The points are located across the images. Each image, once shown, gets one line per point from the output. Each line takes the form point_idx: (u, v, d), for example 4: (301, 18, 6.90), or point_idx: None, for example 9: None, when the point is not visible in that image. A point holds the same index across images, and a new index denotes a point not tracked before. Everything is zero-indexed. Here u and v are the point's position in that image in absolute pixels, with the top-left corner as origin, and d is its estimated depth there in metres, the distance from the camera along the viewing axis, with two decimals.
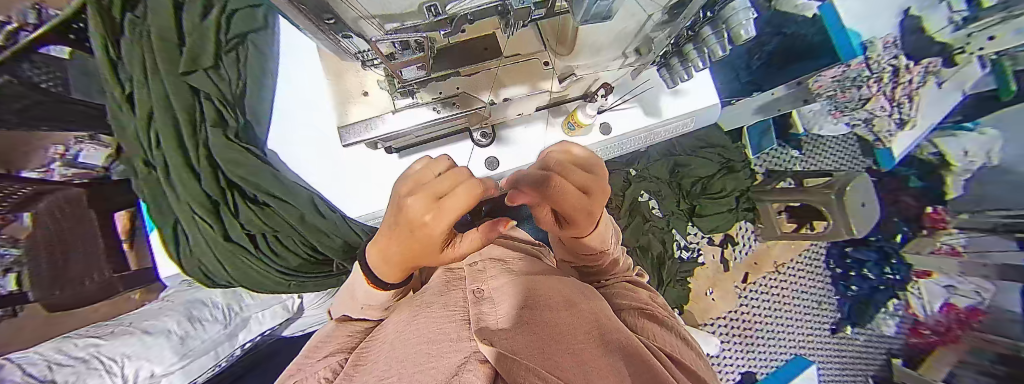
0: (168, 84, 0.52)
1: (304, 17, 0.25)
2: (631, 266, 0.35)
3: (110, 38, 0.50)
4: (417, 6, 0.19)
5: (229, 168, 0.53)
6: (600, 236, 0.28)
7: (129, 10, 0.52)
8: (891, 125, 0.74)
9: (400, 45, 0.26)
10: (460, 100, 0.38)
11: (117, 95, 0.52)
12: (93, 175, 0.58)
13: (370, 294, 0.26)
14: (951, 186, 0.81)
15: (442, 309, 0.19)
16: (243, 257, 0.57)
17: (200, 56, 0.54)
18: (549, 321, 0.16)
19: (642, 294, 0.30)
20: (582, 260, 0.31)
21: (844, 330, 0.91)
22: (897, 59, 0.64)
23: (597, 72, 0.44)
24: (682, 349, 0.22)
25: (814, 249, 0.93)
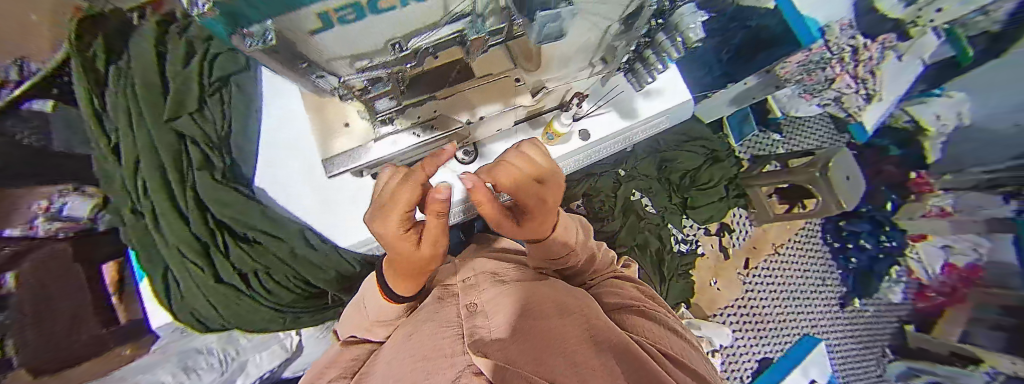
0: (155, 134, 0.51)
1: (279, 63, 0.26)
2: (614, 261, 0.37)
3: (95, 89, 0.50)
4: (384, 44, 0.21)
5: (218, 209, 0.53)
6: (564, 233, 0.29)
7: (114, 60, 0.52)
8: (858, 101, 0.78)
9: (371, 80, 0.29)
10: (439, 122, 0.41)
11: (103, 147, 0.52)
12: (80, 227, 0.54)
13: (380, 308, 0.27)
14: (930, 151, 0.82)
15: (438, 325, 0.20)
16: (238, 298, 0.57)
17: (184, 100, 0.54)
18: (541, 328, 0.16)
19: (628, 288, 0.31)
20: (559, 263, 0.31)
21: (853, 303, 0.93)
22: (854, 39, 0.68)
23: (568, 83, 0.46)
24: (677, 342, 0.22)
25: (810, 226, 0.95)
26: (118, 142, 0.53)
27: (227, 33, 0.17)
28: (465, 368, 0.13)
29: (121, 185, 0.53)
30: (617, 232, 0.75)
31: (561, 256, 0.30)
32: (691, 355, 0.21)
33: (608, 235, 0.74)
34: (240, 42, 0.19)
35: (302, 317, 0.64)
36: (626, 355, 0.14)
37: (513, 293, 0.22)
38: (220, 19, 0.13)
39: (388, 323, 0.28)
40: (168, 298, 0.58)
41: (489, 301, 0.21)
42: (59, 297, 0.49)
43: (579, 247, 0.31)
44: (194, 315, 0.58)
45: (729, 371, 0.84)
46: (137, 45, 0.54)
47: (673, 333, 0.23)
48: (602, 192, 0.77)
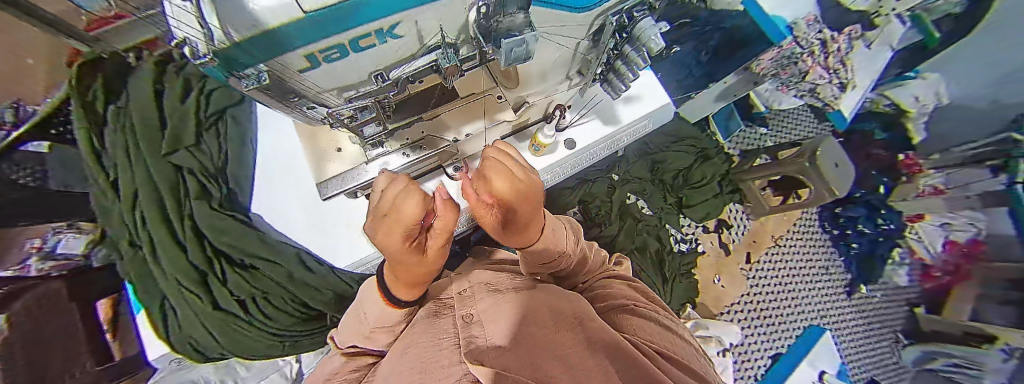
0: (152, 166, 0.53)
1: (269, 99, 0.28)
2: (604, 260, 0.38)
3: (94, 130, 0.54)
4: (369, 75, 0.26)
5: (215, 237, 0.53)
6: (551, 238, 0.30)
7: (112, 101, 0.56)
8: (834, 89, 0.81)
9: (358, 109, 0.32)
10: (427, 141, 0.44)
11: (101, 182, 0.54)
12: (74, 265, 0.58)
13: (382, 315, 0.26)
14: (913, 132, 0.83)
15: (434, 341, 0.20)
16: (237, 327, 0.56)
17: (182, 135, 0.56)
18: (536, 332, 0.17)
19: (618, 285, 0.32)
20: (549, 269, 0.31)
21: (860, 290, 0.90)
22: (824, 32, 0.70)
23: (548, 95, 0.50)
24: (671, 340, 0.23)
25: (807, 216, 0.94)
26: (116, 177, 0.55)
27: (232, 79, 0.22)
28: (462, 376, 0.14)
29: (120, 218, 0.54)
30: (614, 236, 0.75)
31: (550, 261, 0.30)
32: (685, 352, 0.22)
33: (607, 240, 0.75)
34: (241, 86, 0.23)
35: (302, 341, 0.61)
36: (620, 356, 0.15)
37: (508, 303, 0.22)
38: (228, 65, 0.18)
39: (390, 330, 0.28)
40: (165, 328, 0.57)
41: (485, 314, 0.21)
42: (55, 338, 0.51)
43: (568, 252, 0.32)
44: (193, 345, 0.58)
45: (741, 370, 0.82)
46: (137, 85, 0.56)
47: (667, 332, 0.24)
48: (598, 198, 0.78)
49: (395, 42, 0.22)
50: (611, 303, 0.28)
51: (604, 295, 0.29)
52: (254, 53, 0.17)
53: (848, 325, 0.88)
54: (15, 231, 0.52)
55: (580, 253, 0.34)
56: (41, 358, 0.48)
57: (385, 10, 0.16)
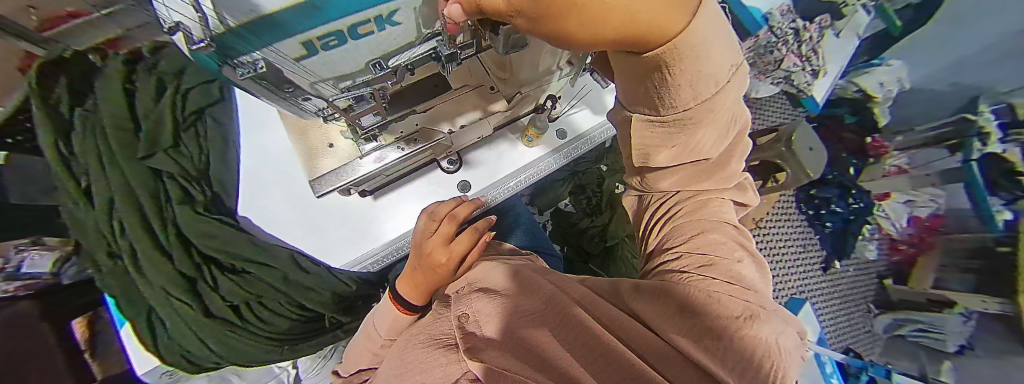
0: (127, 171, 0.50)
1: (273, 92, 0.31)
2: (732, 174, 0.26)
3: (61, 135, 0.50)
4: (366, 64, 0.28)
5: (202, 242, 0.51)
6: (707, 64, 0.15)
7: (80, 106, 0.53)
8: (806, 76, 0.87)
9: (356, 99, 0.33)
10: (422, 133, 0.44)
11: (70, 189, 0.50)
12: (42, 284, 0.55)
13: (391, 325, 0.32)
14: (880, 115, 0.86)
15: (442, 354, 0.22)
16: (230, 333, 0.54)
17: (158, 138, 0.53)
18: (526, 343, 0.18)
19: (724, 245, 0.21)
20: (664, 139, 0.22)
21: (835, 266, 0.94)
22: (795, 22, 0.85)
23: (539, 86, 0.50)
24: (750, 308, 0.16)
25: (784, 197, 0.95)
26: (87, 183, 0.51)
27: (227, 68, 0.23)
28: (462, 375, 0.18)
29: (95, 225, 0.51)
30: (604, 226, 0.74)
31: (679, 117, 0.19)
32: (774, 328, 0.14)
33: (598, 230, 0.75)
34: (237, 75, 0.24)
35: (300, 345, 0.60)
36: (599, 350, 0.15)
37: (516, 308, 0.23)
38: (222, 53, 0.19)
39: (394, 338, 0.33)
40: (151, 339, 0.56)
41: (493, 327, 0.22)
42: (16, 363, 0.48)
43: (707, 122, 0.20)
44: (185, 355, 0.56)
45: None
46: (106, 85, 0.53)
47: (749, 302, 0.16)
48: (587, 187, 0.79)
49: (391, 30, 0.23)
50: (688, 265, 0.20)
51: (700, 248, 0.20)
52: (249, 41, 0.18)
53: (823, 297, 0.93)
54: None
55: (718, 150, 0.23)
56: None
57: (360, 5, 0.16)
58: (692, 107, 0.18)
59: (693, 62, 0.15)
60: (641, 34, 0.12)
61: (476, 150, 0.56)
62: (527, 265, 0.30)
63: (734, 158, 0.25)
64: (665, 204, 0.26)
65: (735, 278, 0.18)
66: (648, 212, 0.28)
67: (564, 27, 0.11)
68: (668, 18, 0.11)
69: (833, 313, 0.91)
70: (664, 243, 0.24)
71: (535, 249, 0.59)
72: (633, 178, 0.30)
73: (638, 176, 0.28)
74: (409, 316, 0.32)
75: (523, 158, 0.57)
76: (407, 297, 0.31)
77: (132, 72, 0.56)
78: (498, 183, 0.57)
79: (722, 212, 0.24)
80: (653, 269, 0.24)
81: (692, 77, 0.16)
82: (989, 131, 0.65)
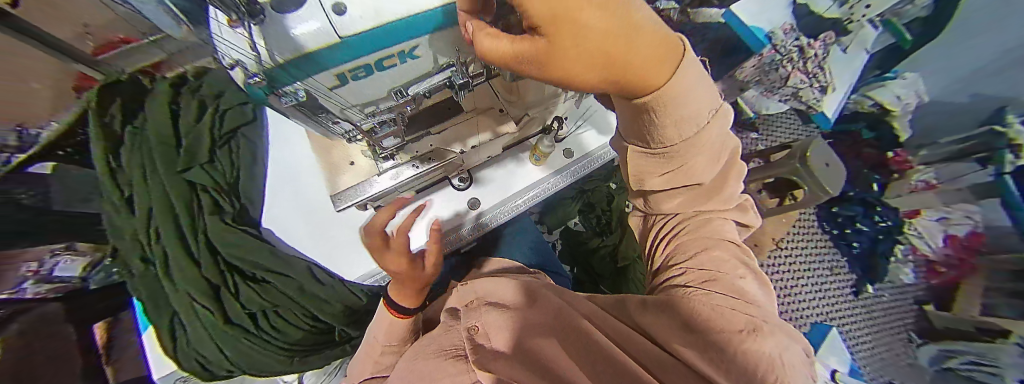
0: (168, 182, 0.54)
1: (298, 114, 0.33)
2: (732, 194, 0.25)
3: (112, 148, 0.55)
4: (389, 90, 0.31)
5: (230, 251, 0.53)
6: (692, 102, 0.16)
7: (130, 122, 0.57)
8: (814, 92, 0.88)
9: (379, 122, 0.33)
10: (436, 153, 0.46)
11: (114, 198, 0.53)
12: (69, 288, 0.57)
13: (390, 328, 0.35)
14: (900, 129, 0.85)
15: (454, 367, 0.22)
16: (246, 340, 0.55)
17: (196, 152, 0.57)
18: (534, 354, 0.18)
19: (727, 262, 0.20)
20: (657, 166, 0.22)
21: (866, 290, 0.91)
22: (798, 40, 0.85)
23: (546, 108, 0.50)
24: (753, 321, 0.15)
25: (805, 218, 0.98)
26: (131, 193, 0.55)
27: (273, 97, 0.27)
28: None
29: (132, 233, 0.54)
30: (615, 246, 0.73)
31: (667, 151, 0.20)
32: (779, 342, 0.13)
33: (608, 250, 0.74)
34: (280, 103, 0.28)
35: (310, 357, 0.60)
36: (599, 360, 0.15)
37: (523, 322, 0.23)
38: (271, 84, 0.23)
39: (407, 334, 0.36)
40: (171, 344, 0.56)
41: (503, 340, 0.22)
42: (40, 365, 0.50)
43: (699, 151, 0.20)
44: (199, 360, 0.57)
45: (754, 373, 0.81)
46: (154, 107, 0.59)
47: (753, 316, 0.16)
48: (595, 206, 0.78)
49: (411, 62, 0.28)
50: (693, 280, 0.20)
51: (703, 265, 0.20)
52: (291, 72, 0.22)
53: (856, 323, 0.90)
54: (17, 251, 0.51)
55: (712, 174, 0.22)
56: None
57: None
58: (674, 144, 0.19)
59: (674, 106, 0.15)
60: (632, 83, 0.13)
61: (485, 169, 0.58)
62: (540, 282, 0.30)
63: (732, 178, 0.25)
64: (670, 222, 0.26)
65: (737, 293, 0.18)
66: (653, 231, 0.28)
67: (567, 69, 0.12)
68: (651, 68, 0.13)
69: (869, 341, 0.88)
70: (670, 260, 0.24)
71: (541, 267, 0.59)
72: (637, 199, 0.29)
73: (641, 197, 0.28)
74: (403, 320, 0.34)
75: (532, 175, 0.58)
76: (399, 299, 0.33)
77: (177, 95, 0.61)
78: (510, 199, 0.58)
79: (725, 230, 0.24)
80: (659, 286, 0.24)
81: (676, 117, 0.17)
82: (1020, 142, 0.61)
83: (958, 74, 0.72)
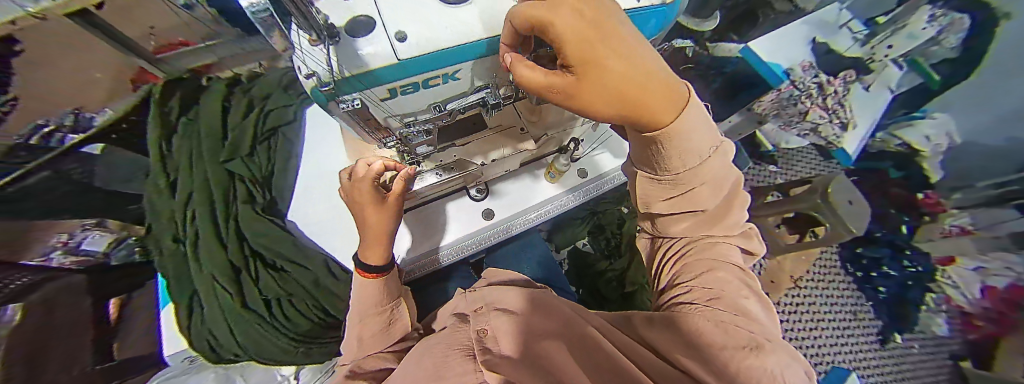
0: (210, 170, 0.58)
1: (358, 127, 0.37)
2: (738, 222, 0.25)
3: (167, 135, 0.60)
4: (428, 105, 0.33)
5: (257, 239, 0.56)
6: (693, 137, 0.17)
7: (185, 114, 0.63)
8: (834, 128, 0.85)
9: (421, 132, 0.34)
10: (458, 163, 0.47)
11: (160, 181, 0.57)
12: (92, 262, 0.59)
13: (363, 296, 0.34)
14: (929, 171, 0.83)
15: (466, 364, 0.21)
16: (259, 327, 0.55)
17: (239, 145, 0.62)
18: (545, 364, 0.18)
19: (728, 282, 0.20)
20: (666, 193, 0.22)
21: (893, 338, 0.88)
22: (817, 77, 0.84)
23: (564, 130, 0.53)
24: (755, 339, 0.14)
25: (827, 255, 0.96)
26: (175, 178, 0.58)
27: (332, 103, 0.26)
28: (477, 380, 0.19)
29: (168, 215, 0.56)
30: (624, 270, 0.72)
31: (676, 178, 0.20)
32: (782, 360, 0.12)
33: (616, 274, 0.73)
34: (337, 109, 0.28)
35: (314, 348, 0.60)
36: None
37: (534, 329, 0.23)
38: (338, 94, 0.24)
39: (384, 313, 0.34)
40: (185, 326, 0.57)
41: (510, 346, 0.22)
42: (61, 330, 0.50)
43: (706, 179, 0.20)
44: (210, 342, 0.57)
45: None
46: (207, 103, 0.64)
47: (754, 333, 0.15)
48: (605, 230, 0.78)
49: (451, 83, 0.30)
50: (698, 297, 0.19)
51: (707, 283, 0.20)
52: (355, 85, 0.25)
53: (885, 374, 0.86)
54: (52, 222, 0.54)
55: (714, 203, 0.22)
56: (42, 352, 0.46)
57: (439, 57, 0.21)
58: (681, 172, 0.19)
59: (679, 141, 0.16)
60: (648, 122, 0.14)
61: (502, 182, 0.59)
62: (550, 294, 0.30)
63: (735, 204, 0.25)
64: (676, 244, 0.26)
65: (741, 312, 0.17)
66: (660, 252, 0.27)
67: (589, 100, 0.13)
68: (663, 109, 0.14)
69: None
70: (675, 279, 0.24)
71: (547, 282, 0.59)
72: (645, 222, 0.29)
73: (650, 220, 0.28)
74: (372, 282, 0.34)
75: (546, 193, 0.59)
76: (367, 259, 0.35)
77: (229, 94, 0.67)
78: (521, 214, 0.58)
79: (731, 255, 0.23)
80: (664, 305, 0.23)
81: (680, 149, 0.17)
82: None
83: (986, 121, 0.71)
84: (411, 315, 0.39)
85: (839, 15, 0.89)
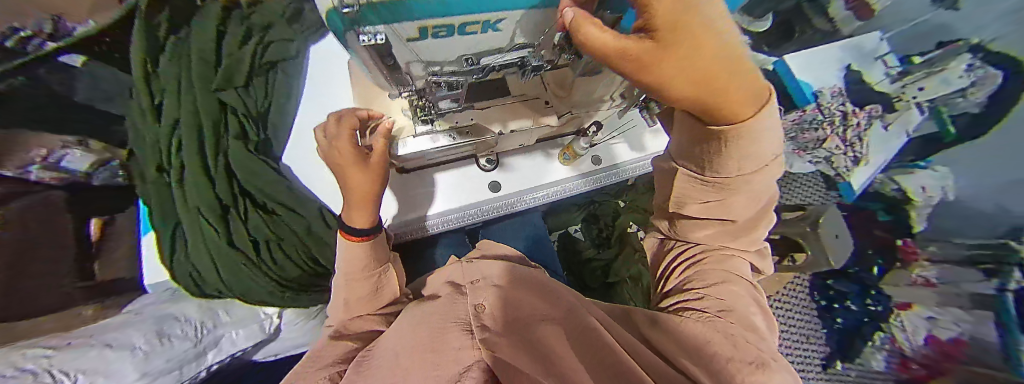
0: (200, 98, 0.54)
1: (375, 68, 0.34)
2: (756, 240, 0.26)
3: (150, 53, 0.53)
4: (457, 57, 0.32)
5: (246, 179, 0.55)
6: (760, 146, 0.17)
7: (175, 31, 0.57)
8: (846, 161, 0.94)
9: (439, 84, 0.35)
10: (474, 128, 0.44)
11: (143, 103, 0.52)
12: (76, 182, 0.52)
13: (350, 258, 0.34)
14: (915, 220, 0.82)
15: (461, 334, 0.21)
16: (244, 269, 0.54)
17: (234, 75, 0.58)
18: (539, 347, 0.19)
19: (739, 295, 0.22)
20: (702, 194, 0.23)
21: (835, 365, 0.94)
22: (844, 105, 0.94)
23: (589, 110, 0.51)
24: (761, 357, 0.16)
25: (798, 281, 1.02)
26: (159, 101, 0.53)
27: (351, 34, 0.25)
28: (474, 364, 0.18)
29: (154, 140, 0.52)
30: (609, 261, 0.75)
31: (720, 180, 0.20)
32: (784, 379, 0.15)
33: (601, 265, 0.75)
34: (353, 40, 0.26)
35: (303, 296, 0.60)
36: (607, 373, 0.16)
37: (539, 318, 0.24)
38: (358, 22, 0.23)
39: (371, 278, 0.35)
40: (170, 258, 0.56)
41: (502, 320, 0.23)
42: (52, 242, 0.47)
43: (748, 190, 0.21)
44: (194, 278, 0.57)
45: None
46: (201, 22, 0.58)
47: (762, 351, 0.17)
48: (599, 221, 0.80)
49: (492, 34, 0.29)
50: (709, 306, 0.21)
51: (719, 295, 0.22)
52: (380, 16, 0.22)
53: None
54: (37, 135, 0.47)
55: (748, 214, 0.23)
56: (38, 260, 0.43)
57: None
58: (732, 176, 0.19)
59: (745, 141, 0.16)
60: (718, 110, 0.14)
61: (512, 157, 0.58)
62: (552, 283, 0.31)
63: (764, 224, 0.26)
64: (692, 249, 0.27)
65: (749, 325, 0.20)
66: (669, 254, 0.29)
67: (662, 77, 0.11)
68: (738, 104, 0.14)
69: None
70: (684, 283, 0.26)
71: (545, 265, 0.61)
72: (663, 221, 0.30)
73: (669, 220, 0.29)
74: (359, 245, 0.34)
75: (558, 174, 0.58)
76: (351, 221, 0.35)
77: (228, 17, 0.61)
78: (528, 191, 0.57)
79: (743, 269, 0.25)
80: (666, 306, 0.26)
81: (736, 153, 0.17)
82: None
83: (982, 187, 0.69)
84: (399, 280, 0.40)
85: (876, 47, 0.92)
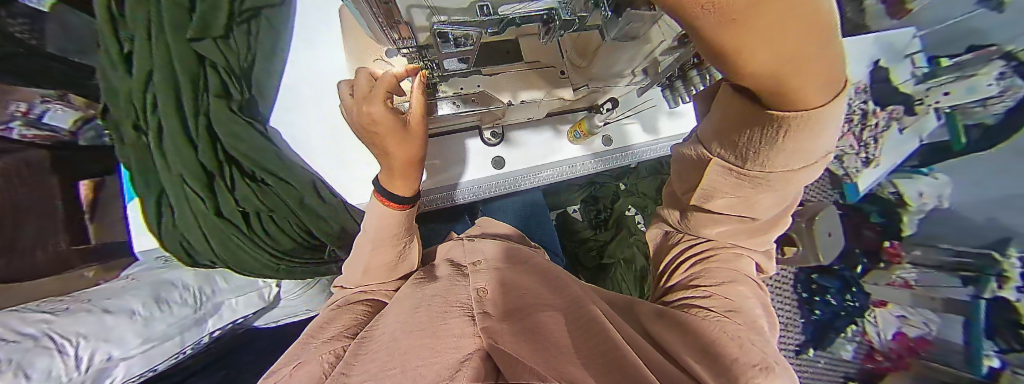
0: (174, 49, 0.50)
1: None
2: (767, 240, 0.27)
3: None
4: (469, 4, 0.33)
5: (230, 142, 0.52)
6: (813, 143, 0.16)
7: None
8: (857, 162, 0.89)
9: (441, 36, 0.33)
10: (481, 97, 0.40)
11: (111, 50, 0.48)
12: (60, 139, 0.51)
13: (383, 225, 0.32)
14: (905, 225, 0.83)
15: (458, 320, 0.22)
16: (235, 237, 0.54)
17: (211, 23, 0.53)
18: (542, 332, 0.20)
19: (743, 295, 0.24)
20: (731, 187, 0.22)
21: (808, 352, 0.92)
22: (865, 104, 0.88)
23: (609, 84, 0.48)
24: (765, 361, 0.18)
25: (784, 273, 0.96)
26: (130, 50, 0.49)
27: None
28: (464, 357, 0.19)
29: (126, 94, 0.49)
30: (605, 243, 0.75)
31: (761, 175, 0.20)
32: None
33: (597, 245, 0.75)
34: None
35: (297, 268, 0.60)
36: (613, 366, 0.16)
37: (547, 304, 0.24)
38: None
39: (398, 246, 0.34)
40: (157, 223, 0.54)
41: (502, 306, 0.23)
42: (29, 204, 0.46)
43: (779, 188, 0.21)
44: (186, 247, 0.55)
45: None
46: None
47: (767, 355, 0.19)
48: (599, 202, 0.79)
49: None
50: (716, 305, 0.23)
51: (724, 295, 0.23)
52: None
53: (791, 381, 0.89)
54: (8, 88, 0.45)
55: (769, 214, 0.24)
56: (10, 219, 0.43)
57: None
58: (776, 171, 0.19)
59: (806, 135, 0.15)
60: (783, 93, 0.12)
61: (519, 131, 0.56)
62: (557, 268, 0.30)
63: (779, 227, 0.26)
64: (700, 245, 0.27)
65: (750, 324, 0.22)
66: (675, 249, 0.29)
67: (750, 55, 0.09)
68: (812, 89, 0.12)
69: None
70: (691, 280, 0.26)
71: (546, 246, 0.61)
72: (674, 213, 0.30)
73: (681, 212, 0.29)
74: (397, 212, 0.33)
75: (564, 153, 0.56)
76: (392, 189, 0.32)
77: None
78: (533, 169, 0.56)
79: (749, 267, 0.27)
80: (670, 298, 0.27)
81: (792, 147, 0.16)
82: (1010, 275, 0.65)
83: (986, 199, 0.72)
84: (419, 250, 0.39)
85: (908, 43, 0.84)
